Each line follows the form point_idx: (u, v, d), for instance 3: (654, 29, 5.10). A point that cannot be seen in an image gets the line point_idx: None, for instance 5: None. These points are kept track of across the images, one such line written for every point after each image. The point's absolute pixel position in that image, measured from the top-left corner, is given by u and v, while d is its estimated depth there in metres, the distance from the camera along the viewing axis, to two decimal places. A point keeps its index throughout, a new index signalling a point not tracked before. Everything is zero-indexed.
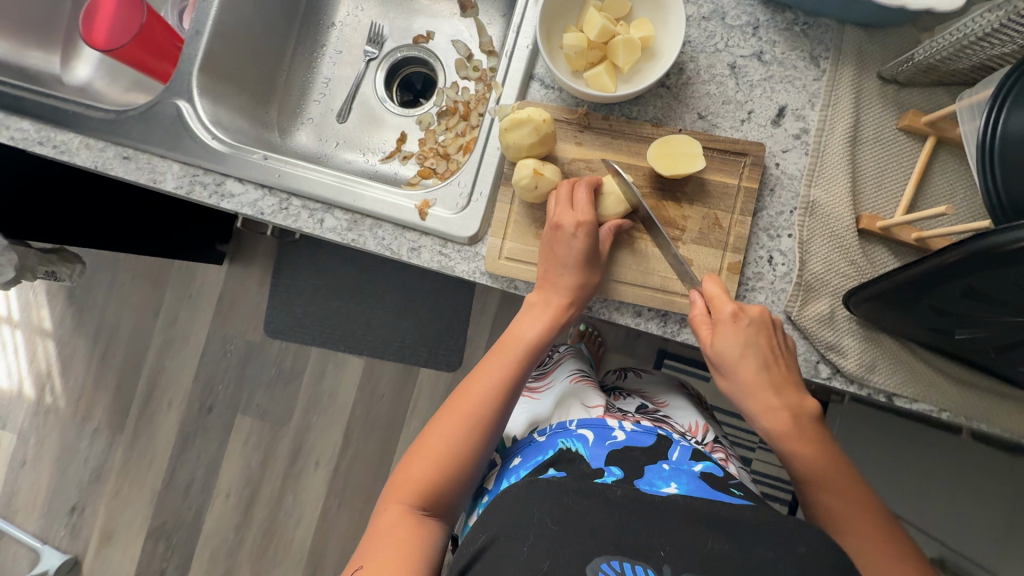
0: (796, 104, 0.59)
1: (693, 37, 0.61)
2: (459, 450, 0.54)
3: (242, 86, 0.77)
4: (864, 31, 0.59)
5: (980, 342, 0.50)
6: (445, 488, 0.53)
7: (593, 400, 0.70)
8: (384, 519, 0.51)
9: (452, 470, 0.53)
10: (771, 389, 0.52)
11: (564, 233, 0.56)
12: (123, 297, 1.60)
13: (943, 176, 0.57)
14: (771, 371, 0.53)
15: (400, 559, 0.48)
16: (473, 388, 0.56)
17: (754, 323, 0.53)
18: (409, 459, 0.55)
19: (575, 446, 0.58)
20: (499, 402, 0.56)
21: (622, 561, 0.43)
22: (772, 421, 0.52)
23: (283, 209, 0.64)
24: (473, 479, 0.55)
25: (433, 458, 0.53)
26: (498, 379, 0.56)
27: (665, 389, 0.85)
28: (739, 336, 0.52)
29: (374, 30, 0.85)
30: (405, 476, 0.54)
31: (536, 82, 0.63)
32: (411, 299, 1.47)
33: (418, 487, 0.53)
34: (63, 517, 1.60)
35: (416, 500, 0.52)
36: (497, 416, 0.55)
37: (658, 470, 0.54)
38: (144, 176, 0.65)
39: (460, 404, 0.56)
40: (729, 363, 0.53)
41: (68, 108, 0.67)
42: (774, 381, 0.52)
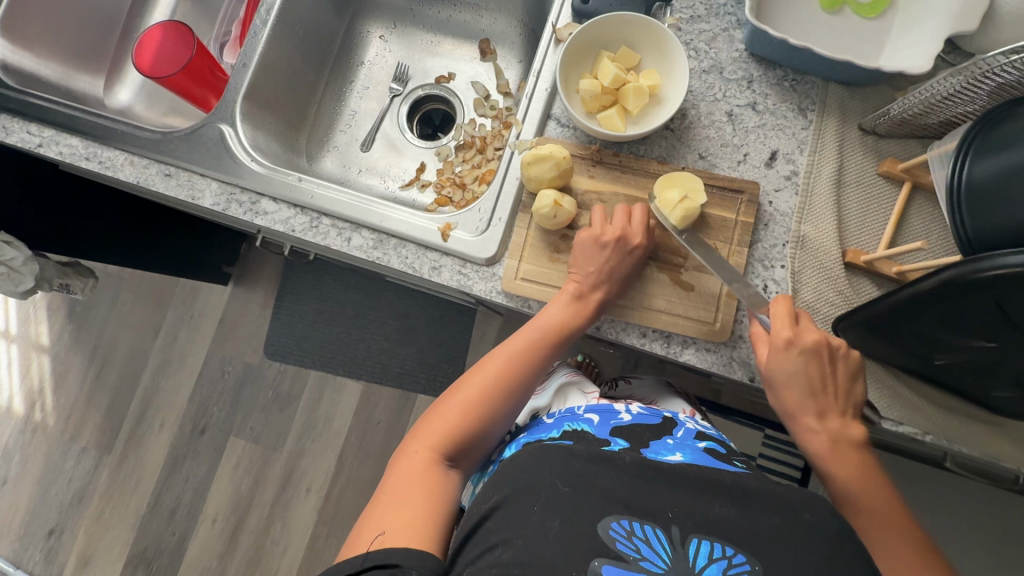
0: (787, 149, 0.66)
1: (695, 87, 0.68)
2: (484, 406, 0.62)
3: (278, 115, 0.82)
4: (846, 89, 0.66)
5: (957, 366, 0.55)
6: (465, 443, 0.60)
7: (589, 387, 0.79)
8: (412, 461, 0.57)
9: (475, 425, 0.61)
10: (815, 414, 0.58)
11: (625, 245, 0.61)
12: (125, 314, 1.62)
13: (919, 218, 0.63)
14: (818, 399, 0.58)
15: (427, 499, 0.54)
16: (496, 355, 0.65)
17: (818, 355, 0.56)
18: (432, 414, 0.62)
19: (582, 426, 0.64)
20: (517, 375, 0.63)
21: (631, 520, 0.47)
22: (813, 444, 0.59)
23: (313, 227, 0.68)
24: (489, 437, 0.62)
25: (456, 415, 0.61)
26: (520, 352, 0.64)
27: (655, 391, 0.90)
28: (796, 364, 0.56)
29: (399, 69, 0.92)
30: (429, 429, 0.60)
31: (553, 121, 0.69)
32: (412, 325, 1.49)
33: (445, 437, 0.60)
34: (40, 540, 1.55)
35: (441, 450, 0.59)
36: (515, 385, 0.63)
37: (663, 443, 0.62)
38: (184, 192, 0.70)
39: (485, 369, 0.64)
40: (782, 384, 0.58)
41: (115, 127, 0.72)
42: (819, 408, 0.58)
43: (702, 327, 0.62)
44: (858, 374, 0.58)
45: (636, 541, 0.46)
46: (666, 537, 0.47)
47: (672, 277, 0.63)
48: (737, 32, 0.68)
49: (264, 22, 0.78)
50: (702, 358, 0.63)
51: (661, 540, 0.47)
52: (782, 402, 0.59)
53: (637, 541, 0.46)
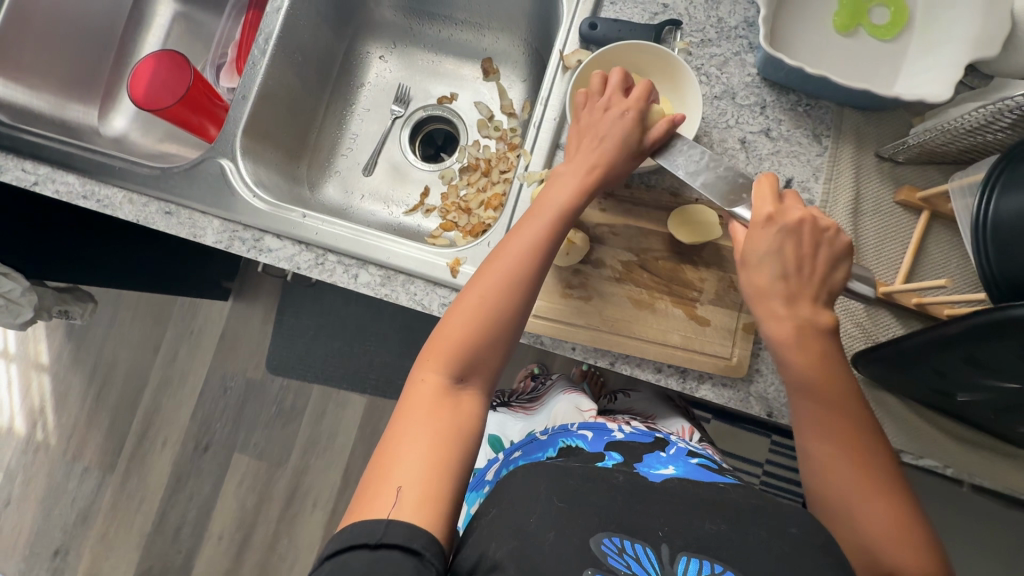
0: (802, 176, 0.64)
1: (706, 114, 0.66)
2: (493, 315, 0.55)
3: (278, 144, 0.81)
4: (861, 114, 0.64)
5: (980, 404, 0.53)
6: (477, 352, 0.54)
7: (586, 404, 0.81)
8: (422, 387, 0.53)
9: (487, 333, 0.54)
10: (783, 298, 0.54)
11: (613, 113, 0.59)
12: (125, 331, 1.60)
13: (938, 247, 0.61)
14: (789, 281, 0.54)
15: (444, 423, 0.50)
16: (503, 254, 0.56)
17: (789, 225, 0.54)
18: (438, 330, 0.55)
19: (575, 442, 0.65)
20: (529, 271, 0.56)
21: (623, 538, 0.47)
22: (774, 327, 0.54)
23: (319, 264, 0.67)
24: (504, 342, 0.55)
25: (463, 326, 0.54)
26: (531, 244, 0.56)
27: (653, 403, 0.90)
28: (771, 241, 0.54)
29: (400, 90, 0.90)
30: (435, 346, 0.54)
31: (562, 150, 0.67)
32: (414, 338, 1.47)
33: (452, 352, 0.54)
34: (45, 560, 1.54)
35: (451, 367, 0.53)
36: (528, 278, 0.55)
37: (656, 457, 0.62)
38: (185, 230, 0.68)
39: (491, 270, 0.56)
40: (753, 261, 0.55)
41: (114, 164, 0.70)
42: (788, 290, 0.54)
43: (719, 362, 0.61)
44: (846, 253, 0.55)
45: (627, 557, 0.45)
46: (656, 556, 0.46)
47: (687, 312, 0.62)
48: (749, 56, 0.67)
49: (263, 51, 0.76)
50: (718, 393, 0.62)
51: (651, 558, 0.45)
52: (750, 284, 0.56)
53: (628, 558, 0.45)
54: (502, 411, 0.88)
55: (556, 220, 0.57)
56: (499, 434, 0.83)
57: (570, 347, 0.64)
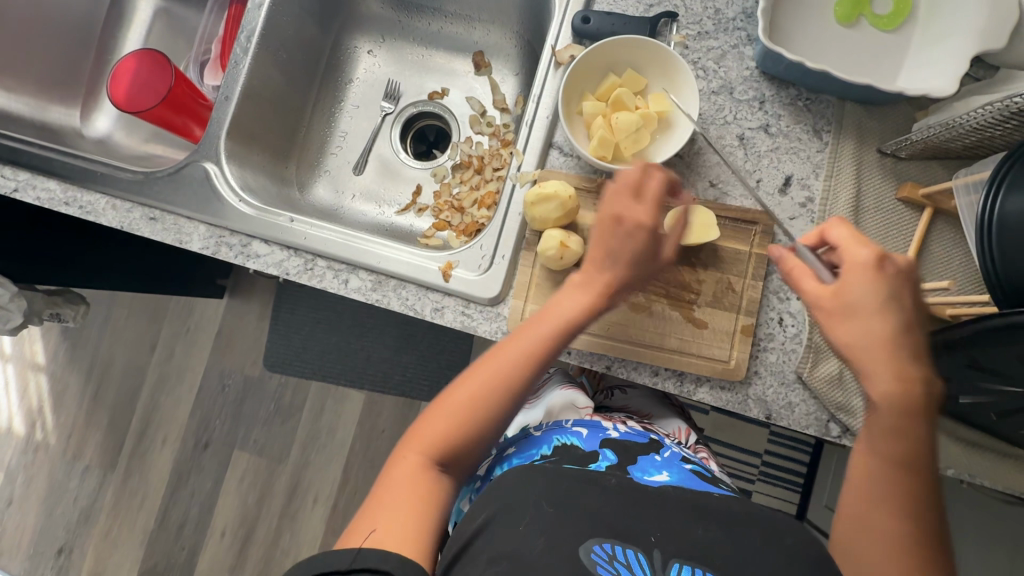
0: (801, 173, 0.63)
1: (704, 109, 0.64)
2: (482, 412, 0.53)
3: (265, 144, 0.79)
4: (864, 108, 0.63)
5: (982, 407, 0.52)
6: (463, 449, 0.52)
7: (582, 402, 0.78)
8: (400, 467, 0.51)
9: (476, 429, 0.53)
10: (902, 355, 0.44)
11: (630, 228, 0.53)
12: (119, 330, 1.59)
13: (941, 245, 0.60)
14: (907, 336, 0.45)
15: (414, 511, 0.48)
16: (505, 348, 0.54)
17: (900, 274, 0.46)
18: (429, 412, 0.54)
19: (571, 440, 0.63)
20: (529, 373, 0.53)
21: (614, 544, 0.47)
22: (886, 387, 0.44)
23: (308, 269, 0.65)
24: (490, 441, 0.54)
25: (454, 417, 0.53)
26: (534, 347, 0.53)
27: (649, 402, 0.89)
28: (877, 290, 0.45)
29: (390, 86, 0.88)
30: (423, 430, 0.52)
31: (555, 150, 0.65)
32: (411, 334, 1.44)
33: (437, 442, 0.52)
34: (50, 559, 1.55)
35: (434, 456, 0.51)
36: (525, 380, 0.53)
37: (651, 460, 0.61)
38: (171, 237, 0.67)
39: (490, 366, 0.53)
40: (864, 314, 0.45)
41: (96, 170, 0.68)
42: (908, 347, 0.45)
43: (717, 366, 0.60)
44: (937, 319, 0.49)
45: (617, 565, 0.45)
46: (647, 561, 0.46)
47: (684, 314, 0.61)
48: (747, 49, 0.65)
49: (245, 50, 0.73)
50: (716, 396, 0.61)
51: (643, 564, 0.46)
52: (862, 337, 0.45)
53: (618, 566, 0.45)
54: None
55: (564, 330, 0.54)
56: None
57: (565, 351, 0.63)
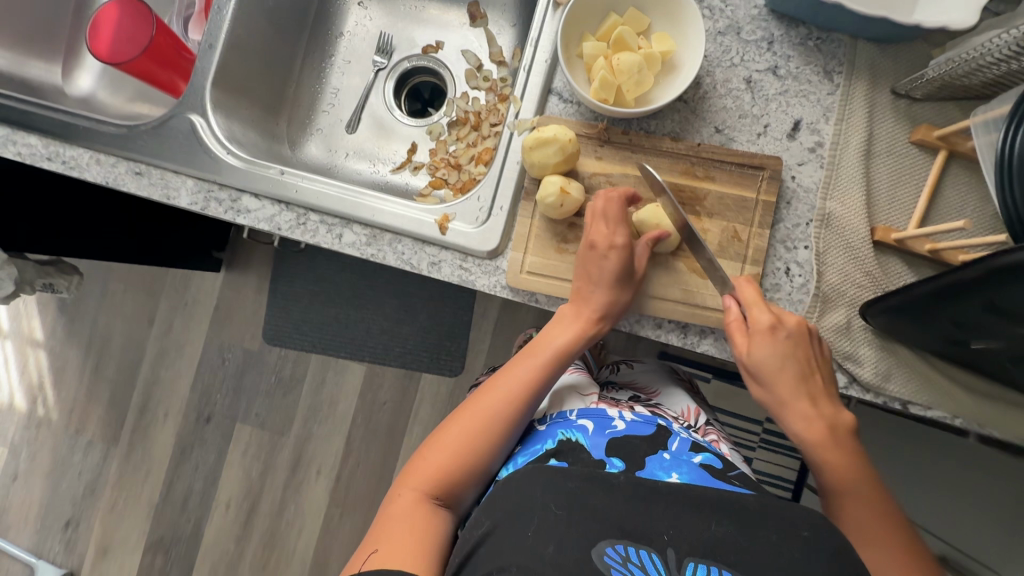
0: (811, 118, 0.60)
1: (709, 51, 0.62)
2: (477, 446, 0.56)
3: (254, 98, 0.76)
4: (877, 46, 0.60)
5: (996, 353, 0.50)
6: (459, 480, 0.56)
7: (587, 388, 0.70)
8: (398, 503, 0.54)
9: (470, 461, 0.56)
10: (807, 399, 0.55)
11: (597, 253, 0.57)
12: (116, 306, 1.57)
13: (955, 189, 0.58)
14: (808, 383, 0.55)
15: (416, 541, 0.51)
16: (496, 385, 0.59)
17: (792, 335, 0.54)
18: (426, 449, 0.57)
19: (575, 436, 0.59)
20: (517, 408, 0.58)
21: (625, 545, 0.46)
22: (808, 429, 0.55)
23: (300, 224, 0.64)
24: (485, 473, 0.57)
25: (450, 452, 0.56)
26: (522, 382, 0.59)
27: (658, 379, 0.85)
28: (774, 350, 0.54)
29: (383, 40, 0.85)
30: (421, 465, 0.56)
31: (554, 96, 0.63)
32: (411, 305, 1.42)
33: (433, 476, 0.55)
34: (57, 532, 1.55)
35: (430, 489, 0.55)
36: (515, 417, 0.57)
37: (659, 460, 0.56)
38: (158, 192, 0.65)
39: (483, 402, 0.58)
40: (770, 374, 0.55)
41: (77, 123, 0.66)
42: (809, 393, 0.55)
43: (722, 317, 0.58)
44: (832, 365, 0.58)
45: (631, 568, 0.45)
46: (662, 562, 0.45)
47: (688, 265, 0.60)
48: None
49: None
50: (720, 348, 0.60)
51: (656, 564, 0.45)
52: (772, 398, 0.56)
53: (632, 567, 0.45)
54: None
55: (550, 366, 0.60)
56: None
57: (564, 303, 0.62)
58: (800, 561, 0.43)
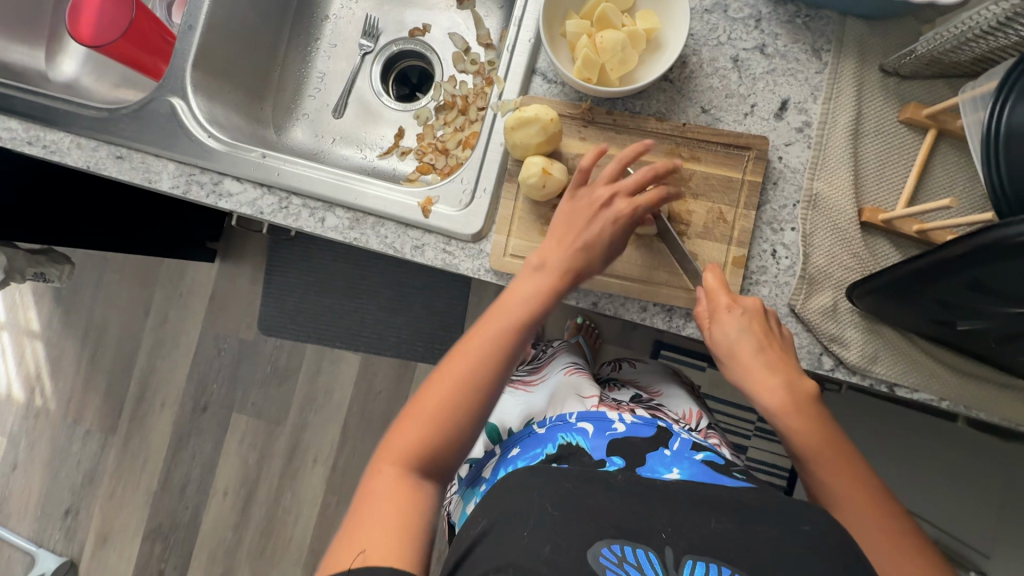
0: (798, 97, 0.59)
1: (696, 30, 0.61)
2: (458, 408, 0.50)
3: (236, 82, 0.76)
4: (865, 23, 0.59)
5: (982, 333, 0.50)
6: (442, 448, 0.49)
7: (588, 390, 0.68)
8: (377, 483, 0.47)
9: (453, 427, 0.50)
10: (769, 371, 0.53)
11: (605, 213, 0.55)
12: (111, 296, 1.54)
13: (944, 169, 0.57)
14: (770, 358, 0.53)
15: (402, 522, 0.45)
16: (472, 340, 0.53)
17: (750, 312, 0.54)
18: (402, 417, 0.51)
19: (575, 439, 0.58)
20: (499, 364, 0.52)
21: (623, 544, 0.45)
22: (770, 397, 0.52)
23: (282, 208, 0.63)
24: (471, 439, 0.51)
25: (430, 417, 0.49)
26: (504, 334, 0.52)
27: (659, 379, 0.83)
28: (737, 325, 0.53)
29: (368, 23, 0.83)
30: (398, 436, 0.49)
31: (538, 76, 0.62)
32: (405, 295, 1.41)
33: (413, 447, 0.49)
34: (57, 520, 1.53)
35: (412, 462, 0.49)
36: (495, 374, 0.51)
37: (659, 457, 0.56)
38: (139, 176, 0.65)
39: (460, 360, 0.51)
40: (738, 354, 0.53)
41: (57, 106, 0.66)
42: (771, 365, 0.53)
43: None
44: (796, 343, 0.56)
45: (628, 568, 0.43)
46: (659, 560, 0.44)
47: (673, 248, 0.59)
48: None
49: None
50: None
51: (654, 565, 0.44)
52: (735, 373, 0.54)
53: (628, 568, 0.43)
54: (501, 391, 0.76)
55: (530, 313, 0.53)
56: (496, 421, 0.70)
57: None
58: (786, 547, 0.43)
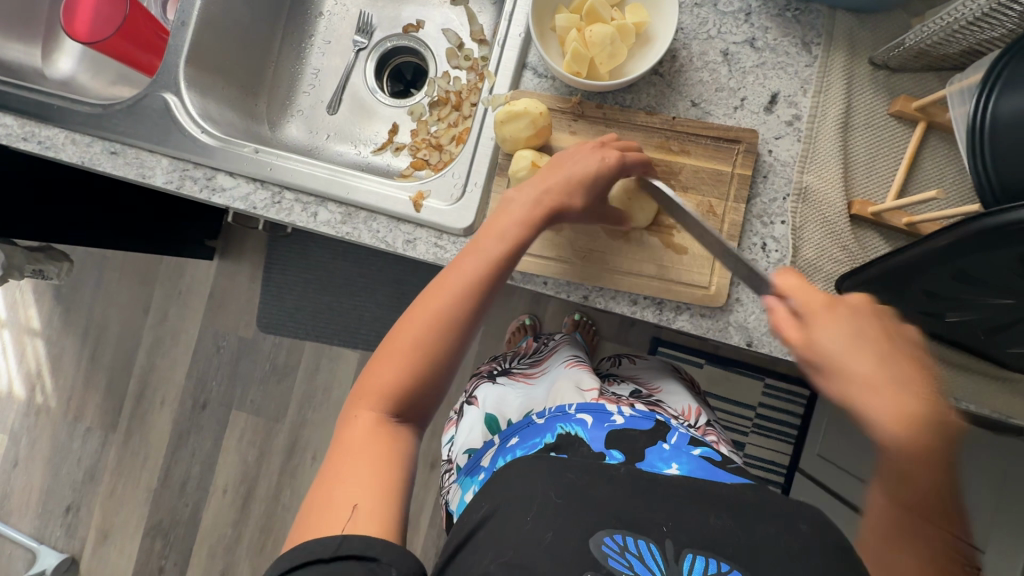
0: (788, 90, 0.59)
1: (686, 24, 0.61)
2: (432, 348, 0.49)
3: (230, 78, 0.76)
4: (855, 17, 0.59)
5: (970, 325, 0.50)
6: (416, 392, 0.49)
7: (587, 384, 0.67)
8: (353, 428, 0.47)
9: (426, 368, 0.49)
10: (890, 386, 0.43)
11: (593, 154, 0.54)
12: (111, 294, 1.54)
13: (933, 162, 0.57)
14: (889, 370, 0.44)
15: (380, 467, 0.45)
16: (445, 282, 0.51)
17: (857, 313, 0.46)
18: (375, 360, 0.50)
19: (574, 429, 0.58)
20: (471, 302, 0.50)
21: (625, 535, 0.44)
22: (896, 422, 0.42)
23: (276, 203, 0.64)
24: (445, 380, 0.51)
25: (401, 358, 0.49)
26: (477, 271, 0.51)
27: (659, 374, 0.82)
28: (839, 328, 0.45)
29: (362, 19, 0.84)
30: (371, 380, 0.49)
31: (529, 71, 0.63)
32: (404, 292, 1.41)
33: (386, 392, 0.49)
34: (58, 517, 1.54)
35: (387, 406, 0.48)
36: (467, 314, 0.50)
37: (658, 451, 0.56)
38: (133, 171, 0.65)
39: (432, 301, 0.50)
40: (845, 361, 0.45)
41: (53, 103, 0.66)
42: (893, 378, 0.43)
43: (696, 292, 0.58)
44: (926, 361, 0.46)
45: (629, 557, 0.43)
46: (660, 553, 0.43)
47: (663, 240, 0.60)
48: None
49: None
50: (695, 325, 0.59)
51: (655, 556, 0.43)
52: (848, 389, 0.45)
53: (630, 558, 0.43)
54: (501, 382, 0.76)
55: (506, 250, 0.52)
56: (495, 412, 0.70)
57: (541, 281, 0.61)
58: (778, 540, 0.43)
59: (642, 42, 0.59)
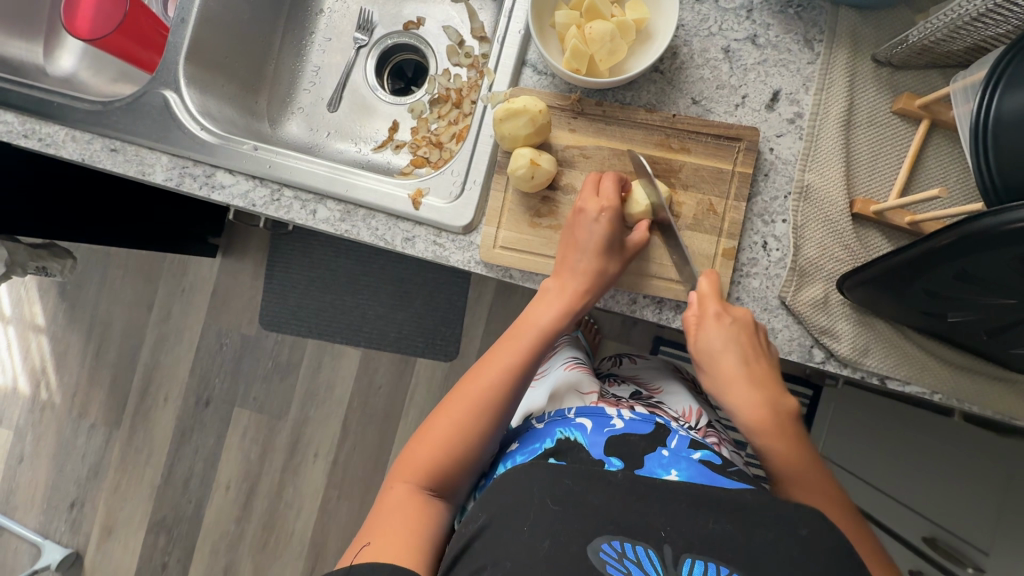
0: (790, 88, 0.59)
1: (687, 20, 0.61)
2: (468, 431, 0.54)
3: (230, 75, 0.76)
4: (858, 13, 0.58)
5: (973, 325, 0.49)
6: (452, 471, 0.54)
7: (587, 386, 0.68)
8: (389, 498, 0.52)
9: (462, 450, 0.54)
10: (749, 383, 0.54)
11: (586, 216, 0.57)
12: (116, 291, 1.55)
13: (937, 160, 0.56)
14: (752, 367, 0.54)
15: (409, 536, 0.49)
16: (482, 373, 0.57)
17: (736, 321, 0.55)
18: (416, 439, 0.55)
19: (573, 434, 0.57)
20: (507, 391, 0.56)
21: (622, 541, 0.44)
22: (751, 414, 0.54)
23: (274, 200, 0.64)
24: (479, 463, 0.55)
25: (439, 439, 0.54)
26: (509, 363, 0.57)
27: (660, 374, 0.82)
28: (719, 337, 0.54)
29: (363, 16, 0.83)
30: (412, 456, 0.54)
31: (529, 68, 0.62)
32: (405, 290, 1.41)
33: (425, 467, 0.53)
34: (63, 512, 1.55)
35: (422, 480, 0.53)
36: (501, 401, 0.55)
37: (657, 457, 0.55)
38: (133, 168, 0.66)
39: (470, 386, 0.56)
40: (717, 361, 0.55)
41: (53, 100, 0.67)
42: (754, 376, 0.54)
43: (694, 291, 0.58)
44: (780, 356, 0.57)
45: (627, 564, 0.43)
46: (658, 557, 0.44)
47: (662, 239, 0.59)
48: None
49: None
50: None
51: (653, 561, 0.43)
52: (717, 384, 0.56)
53: (628, 564, 0.43)
54: None
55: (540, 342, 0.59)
56: None
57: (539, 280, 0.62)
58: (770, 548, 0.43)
59: (643, 39, 0.59)
